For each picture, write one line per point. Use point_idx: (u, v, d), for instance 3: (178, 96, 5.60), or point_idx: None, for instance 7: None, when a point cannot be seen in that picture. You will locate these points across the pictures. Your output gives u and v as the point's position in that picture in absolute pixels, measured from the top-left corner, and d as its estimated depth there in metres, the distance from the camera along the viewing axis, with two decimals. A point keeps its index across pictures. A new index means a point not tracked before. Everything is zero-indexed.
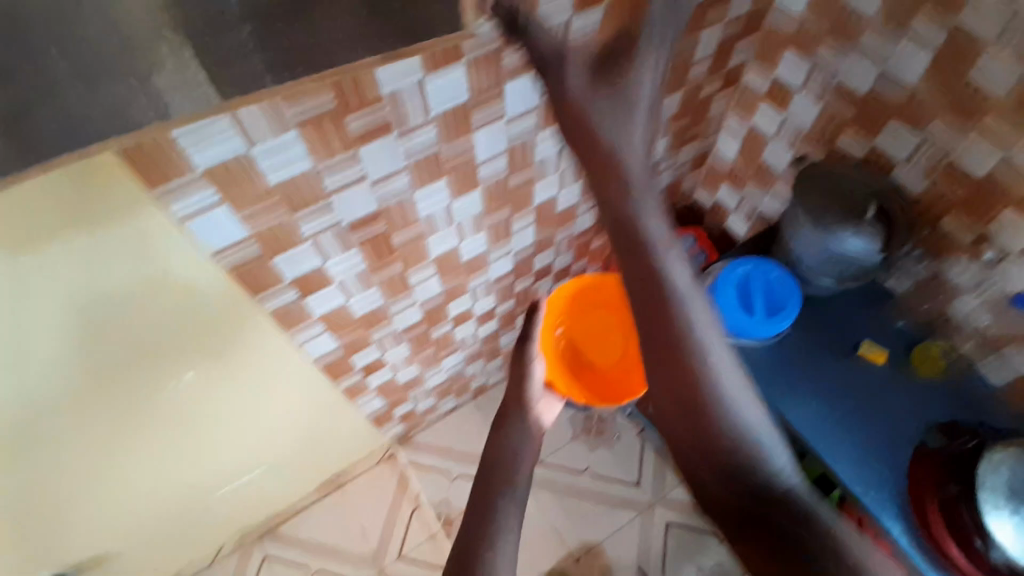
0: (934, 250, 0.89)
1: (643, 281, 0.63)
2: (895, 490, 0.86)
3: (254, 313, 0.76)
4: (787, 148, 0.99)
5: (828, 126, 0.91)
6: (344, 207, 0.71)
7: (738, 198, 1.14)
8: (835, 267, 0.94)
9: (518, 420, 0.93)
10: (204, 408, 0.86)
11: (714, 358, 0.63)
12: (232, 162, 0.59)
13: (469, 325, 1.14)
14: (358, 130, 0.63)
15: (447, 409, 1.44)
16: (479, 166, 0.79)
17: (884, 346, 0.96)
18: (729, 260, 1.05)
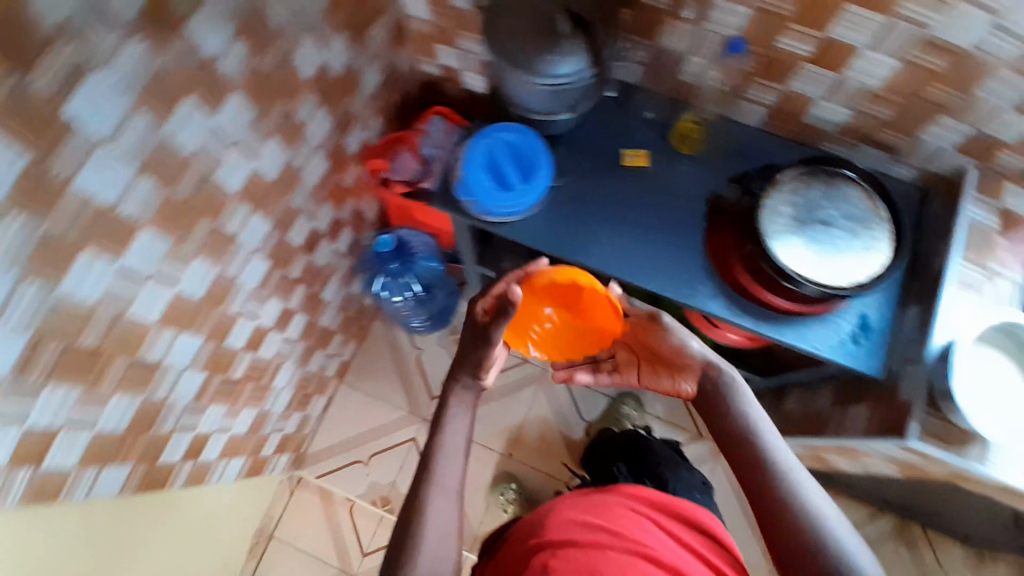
0: (905, 118, 0.87)
1: (710, 406, 0.76)
2: (867, 350, 0.88)
3: (25, 419, 0.64)
4: (719, 44, 0.88)
5: (769, 27, 0.82)
6: (97, 185, 0.62)
7: (488, 146, 0.93)
8: (812, 222, 0.86)
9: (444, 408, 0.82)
10: (47, 567, 0.79)
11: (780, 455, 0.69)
12: (16, 175, 0.54)
13: (274, 307, 1.06)
14: (52, 79, 0.54)
15: (320, 410, 1.37)
16: (119, 134, 0.63)
17: (847, 209, 0.87)
18: (529, 183, 0.93)
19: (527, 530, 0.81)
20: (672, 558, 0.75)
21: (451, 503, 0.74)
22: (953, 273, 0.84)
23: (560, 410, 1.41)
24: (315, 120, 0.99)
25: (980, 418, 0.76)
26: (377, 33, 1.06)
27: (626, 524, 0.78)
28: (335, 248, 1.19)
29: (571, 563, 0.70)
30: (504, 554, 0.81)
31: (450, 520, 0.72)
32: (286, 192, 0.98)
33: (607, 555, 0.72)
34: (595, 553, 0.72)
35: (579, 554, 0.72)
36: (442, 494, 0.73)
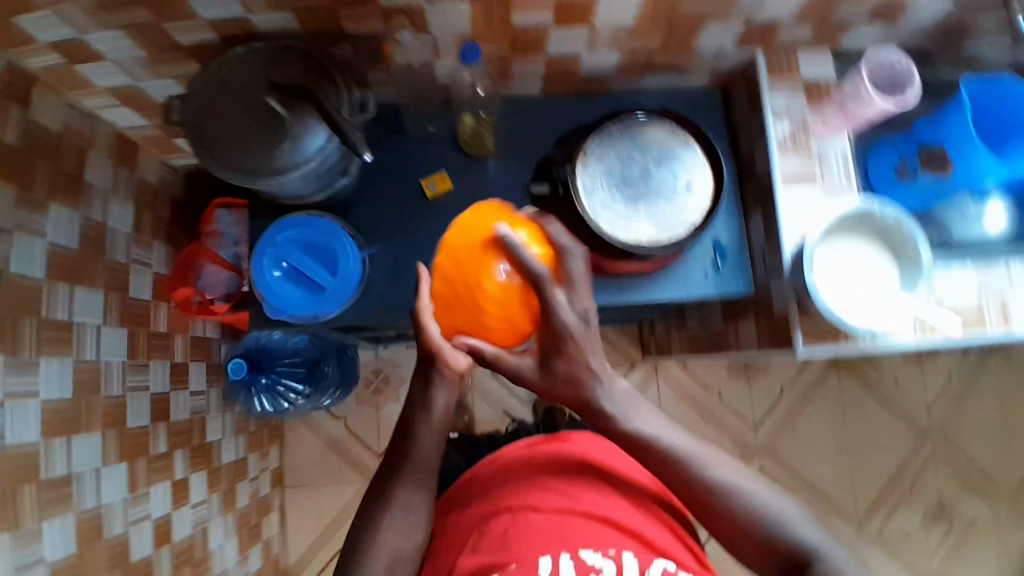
0: (678, 38, 0.79)
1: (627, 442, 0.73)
2: (728, 276, 0.87)
3: None
4: (455, 46, 0.78)
5: (494, 14, 0.71)
6: None
7: (284, 248, 0.80)
8: (631, 181, 0.82)
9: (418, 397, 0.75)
10: None
11: (673, 441, 0.73)
12: None
13: (161, 489, 0.95)
14: None
15: (278, 523, 1.33)
16: None
17: (655, 155, 0.83)
18: (345, 276, 0.81)
19: (482, 494, 0.79)
20: (627, 518, 0.75)
21: (426, 484, 0.75)
22: (778, 171, 0.82)
23: (502, 406, 1.40)
24: (83, 307, 0.82)
25: (851, 312, 0.77)
26: (99, 169, 0.88)
27: (585, 487, 0.78)
28: (193, 392, 1.07)
29: (539, 529, 0.70)
30: (457, 509, 0.80)
31: (422, 503, 0.74)
32: (98, 392, 0.84)
33: (570, 520, 0.72)
34: (559, 521, 0.72)
35: (543, 521, 0.72)
36: (414, 470, 0.75)
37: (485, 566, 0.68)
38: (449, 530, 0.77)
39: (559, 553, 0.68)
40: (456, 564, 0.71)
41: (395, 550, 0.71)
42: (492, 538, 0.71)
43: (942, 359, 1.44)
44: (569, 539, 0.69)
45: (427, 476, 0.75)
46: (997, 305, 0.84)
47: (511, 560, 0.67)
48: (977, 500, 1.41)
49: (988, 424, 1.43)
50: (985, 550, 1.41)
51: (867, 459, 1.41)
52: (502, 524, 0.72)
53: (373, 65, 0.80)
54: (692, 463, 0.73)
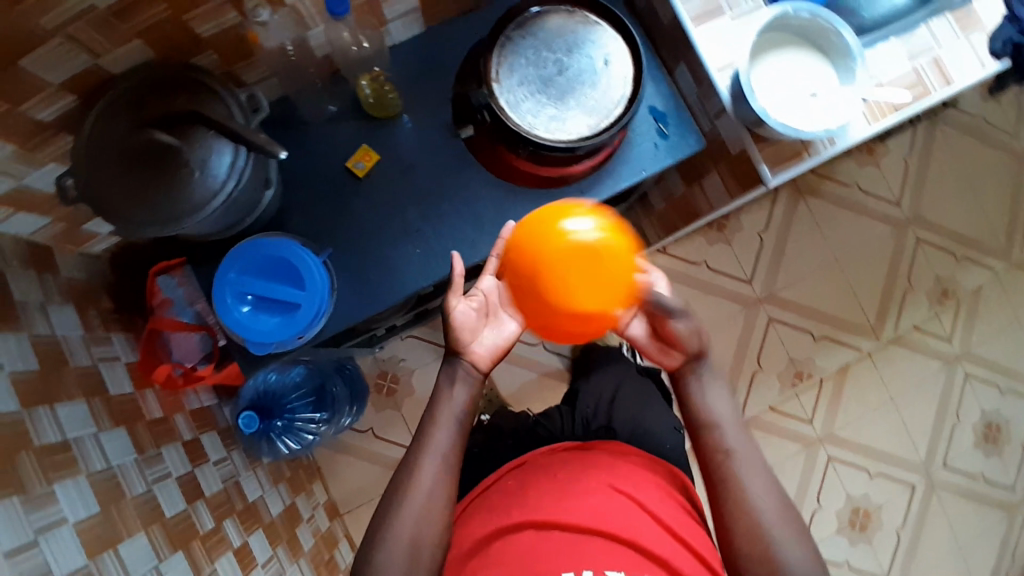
0: None
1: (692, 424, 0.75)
2: (676, 137, 0.86)
3: None
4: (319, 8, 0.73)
5: None
6: None
7: (241, 280, 0.75)
8: (551, 81, 0.80)
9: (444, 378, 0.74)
10: None
11: (736, 452, 0.71)
12: None
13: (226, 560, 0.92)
14: None
15: (352, 549, 1.31)
16: None
17: (562, 44, 0.80)
18: (314, 284, 0.77)
19: (500, 507, 0.76)
20: (657, 540, 0.70)
21: (440, 477, 0.70)
22: (683, 14, 0.78)
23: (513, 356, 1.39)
24: (69, 421, 0.78)
25: (796, 121, 0.76)
26: (24, 285, 0.82)
27: (613, 500, 0.73)
28: (216, 462, 1.03)
29: (562, 550, 0.67)
30: (478, 513, 0.77)
31: (435, 495, 0.69)
32: (123, 495, 0.80)
33: (593, 537, 0.69)
34: (583, 539, 0.69)
35: (569, 539, 0.69)
36: (429, 459, 0.70)
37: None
38: (469, 535, 0.74)
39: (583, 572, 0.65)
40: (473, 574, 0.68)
41: (410, 541, 0.67)
42: (511, 554, 0.68)
43: (893, 150, 1.47)
44: (596, 559, 0.66)
45: (440, 466, 0.70)
46: (931, 63, 0.85)
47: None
48: (971, 265, 1.47)
49: (956, 193, 1.48)
50: (994, 307, 1.47)
51: (862, 269, 1.45)
52: (523, 540, 0.70)
53: (240, 56, 0.76)
54: (744, 481, 0.69)
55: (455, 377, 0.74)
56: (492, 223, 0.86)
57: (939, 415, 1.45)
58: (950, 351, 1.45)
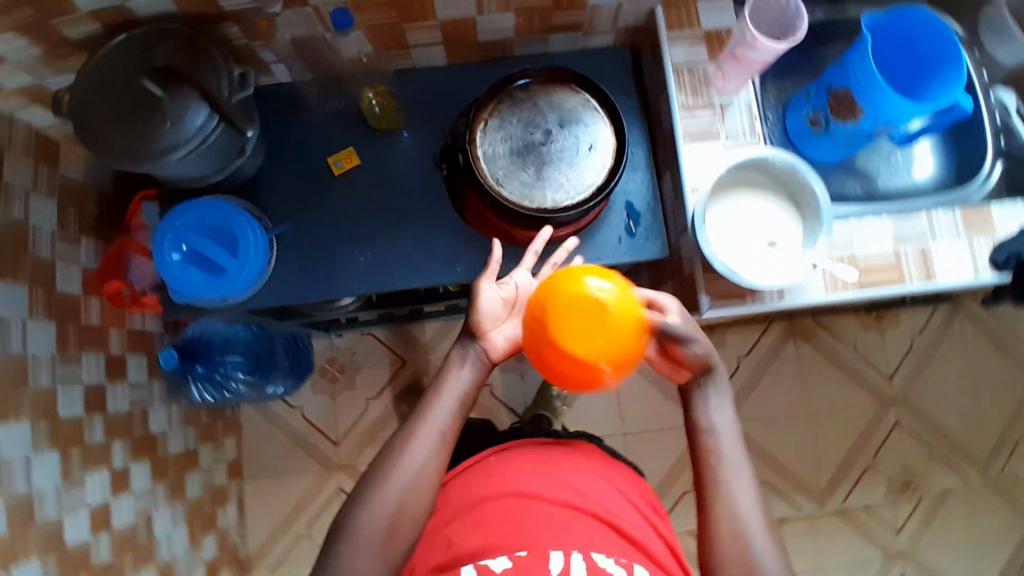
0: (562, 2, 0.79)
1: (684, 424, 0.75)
2: (643, 237, 0.86)
3: None
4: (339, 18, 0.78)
5: None
6: None
7: (181, 231, 0.79)
8: (532, 147, 0.82)
9: (456, 356, 0.77)
10: None
11: (729, 461, 0.72)
12: None
13: (97, 478, 0.95)
14: None
15: (238, 511, 1.34)
16: None
17: (555, 118, 0.82)
18: (246, 256, 0.80)
19: (485, 474, 0.81)
20: (642, 531, 0.78)
21: (433, 451, 0.71)
22: (678, 128, 0.80)
23: None
24: (4, 301, 0.84)
25: (752, 268, 0.75)
26: (17, 169, 0.89)
27: (603, 488, 0.81)
28: (132, 384, 1.07)
29: (542, 524, 0.73)
30: (460, 480, 0.82)
31: (423, 466, 0.70)
32: (25, 383, 0.85)
33: (581, 516, 0.76)
34: (570, 515, 0.75)
35: (552, 513, 0.75)
36: (427, 431, 0.72)
37: (484, 549, 0.71)
38: (454, 498, 0.80)
39: (571, 551, 0.71)
40: (456, 540, 0.74)
41: (394, 506, 0.68)
42: (494, 519, 0.74)
43: (904, 324, 1.42)
44: (586, 539, 0.73)
45: (437, 440, 0.72)
46: (917, 252, 0.82)
47: (517, 547, 0.71)
48: (944, 467, 1.39)
49: (954, 390, 1.41)
50: (955, 518, 1.38)
51: (830, 429, 1.39)
52: (505, 507, 0.76)
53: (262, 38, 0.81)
54: (738, 487, 0.70)
55: (467, 357, 0.76)
56: (440, 256, 0.88)
57: None
58: (894, 545, 1.37)
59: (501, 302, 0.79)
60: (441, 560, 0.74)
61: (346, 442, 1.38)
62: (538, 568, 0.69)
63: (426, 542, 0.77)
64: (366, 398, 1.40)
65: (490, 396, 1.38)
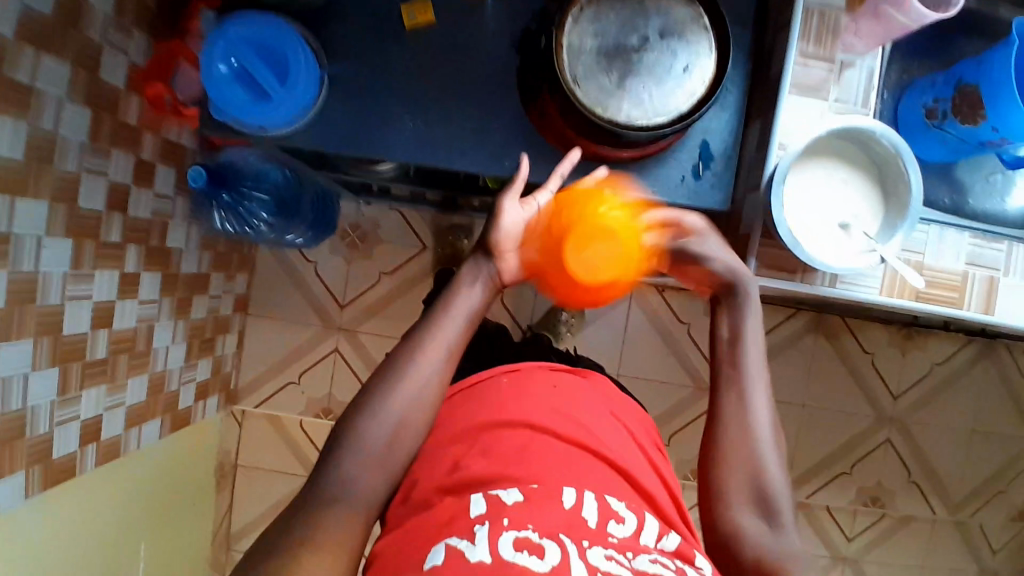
0: None
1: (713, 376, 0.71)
2: (708, 182, 0.81)
3: None
4: None
5: None
6: None
7: (234, 41, 0.73)
8: (624, 51, 0.74)
9: (469, 273, 0.70)
10: None
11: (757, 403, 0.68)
12: None
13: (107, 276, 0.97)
14: None
15: (234, 343, 1.37)
16: None
17: (657, 25, 0.74)
18: (296, 92, 0.76)
19: (492, 399, 0.75)
20: (649, 477, 0.74)
21: (437, 370, 0.67)
22: (789, 74, 0.73)
23: None
24: (46, 74, 0.80)
25: (819, 247, 0.69)
26: None
27: (613, 429, 0.77)
28: (157, 194, 1.06)
29: (554, 457, 0.67)
30: (464, 406, 0.76)
31: (426, 385, 0.66)
32: (51, 164, 0.84)
33: (593, 458, 0.70)
34: (582, 456, 0.69)
35: (563, 448, 0.69)
36: (434, 346, 0.67)
37: (496, 474, 0.65)
38: (456, 420, 0.73)
39: (585, 490, 0.65)
40: (464, 464, 0.66)
41: (395, 421, 0.64)
42: (504, 448, 0.68)
43: (931, 348, 1.36)
44: (599, 480, 0.67)
45: (443, 358, 0.67)
46: (985, 278, 0.76)
47: (529, 479, 0.64)
48: (919, 494, 1.38)
49: (956, 425, 1.37)
50: (909, 542, 1.39)
51: (824, 429, 1.36)
52: (520, 436, 0.69)
53: None
54: (763, 427, 0.68)
55: (480, 277, 0.70)
56: (493, 146, 0.83)
57: None
58: (842, 550, 1.38)
59: (523, 222, 0.72)
60: (443, 483, 0.65)
61: (351, 308, 1.39)
62: (552, 503, 0.62)
63: (424, 460, 0.70)
64: (379, 271, 1.39)
65: (500, 303, 1.36)
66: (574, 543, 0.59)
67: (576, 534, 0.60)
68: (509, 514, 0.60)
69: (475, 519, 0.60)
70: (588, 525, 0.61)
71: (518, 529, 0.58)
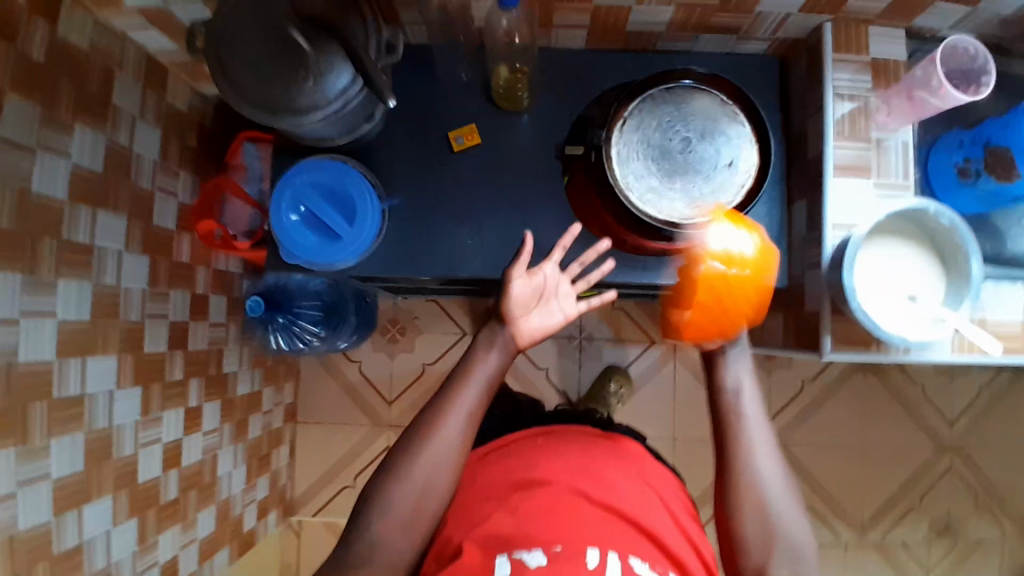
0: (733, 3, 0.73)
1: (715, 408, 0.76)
2: (764, 263, 0.83)
3: None
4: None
5: None
6: None
7: (300, 190, 0.77)
8: (669, 153, 0.78)
9: (484, 341, 0.74)
10: None
11: (755, 439, 0.71)
12: None
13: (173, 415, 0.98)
14: None
15: (286, 452, 1.38)
16: None
17: (700, 125, 0.78)
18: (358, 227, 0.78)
19: (522, 460, 0.78)
20: (676, 542, 0.73)
21: (460, 435, 0.70)
22: (831, 158, 0.76)
23: (517, 370, 1.38)
24: (104, 230, 0.83)
25: (889, 318, 0.71)
26: (126, 93, 0.86)
27: (646, 493, 0.77)
28: (213, 324, 1.08)
29: (581, 519, 0.70)
30: (499, 463, 0.79)
31: (449, 447, 0.69)
32: (116, 317, 0.85)
33: (616, 520, 0.71)
34: (608, 518, 0.71)
35: (590, 511, 0.71)
36: (456, 411, 0.70)
37: (521, 538, 0.67)
38: (492, 481, 0.77)
39: (608, 551, 0.66)
40: (489, 521, 0.70)
41: (419, 483, 0.67)
42: (531, 507, 0.71)
43: (974, 371, 1.37)
44: (619, 541, 0.68)
45: (464, 422, 0.70)
46: None
47: (552, 542, 0.66)
48: (988, 520, 1.37)
49: (1012, 445, 1.37)
50: (987, 570, 1.37)
51: (883, 466, 1.36)
52: (545, 500, 0.71)
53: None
54: (757, 458, 0.70)
55: (494, 344, 0.74)
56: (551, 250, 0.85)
57: None
58: None
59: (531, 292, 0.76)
60: (474, 536, 0.70)
61: (398, 402, 1.40)
62: (575, 564, 0.64)
63: (455, 517, 0.74)
64: (422, 362, 1.40)
65: (546, 379, 1.37)
66: None
67: None
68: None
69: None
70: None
71: None
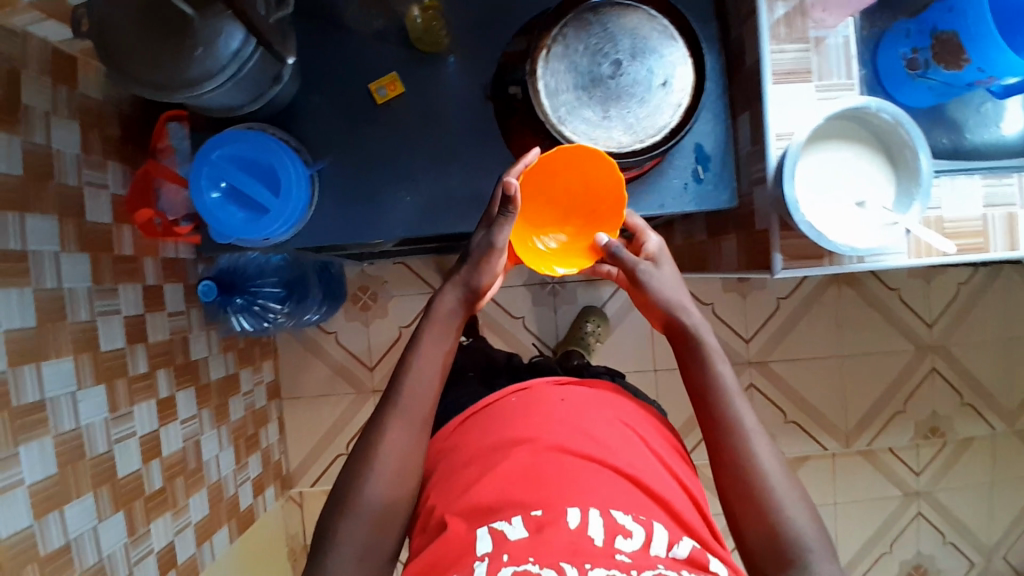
0: None
1: (673, 333, 0.68)
2: (715, 186, 0.79)
3: None
4: None
5: None
6: None
7: (217, 169, 0.73)
8: (599, 80, 0.73)
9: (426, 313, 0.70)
10: None
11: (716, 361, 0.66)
12: None
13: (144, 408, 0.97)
14: None
15: (275, 429, 1.38)
16: None
17: (629, 46, 0.73)
18: (284, 197, 0.75)
19: (502, 418, 0.73)
20: (664, 485, 0.68)
21: (410, 437, 0.66)
22: (768, 64, 0.72)
23: (492, 323, 1.36)
24: (35, 234, 0.80)
25: (843, 231, 0.69)
26: (35, 90, 0.82)
27: (625, 436, 0.72)
28: (171, 313, 1.06)
29: (565, 479, 0.65)
30: (474, 428, 0.75)
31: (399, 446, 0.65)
32: (64, 319, 0.84)
33: (601, 472, 0.66)
34: (591, 470, 0.66)
35: (573, 466, 0.66)
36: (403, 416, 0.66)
37: (502, 503, 0.64)
38: (465, 449, 0.72)
39: (589, 508, 0.63)
40: (472, 487, 0.66)
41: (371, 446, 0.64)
42: (512, 469, 0.66)
43: (951, 271, 1.36)
44: (602, 495, 0.64)
45: (409, 423, 0.66)
46: (1005, 216, 0.76)
47: (532, 506, 0.63)
48: (973, 415, 1.38)
49: (991, 339, 1.37)
50: (974, 462, 1.39)
51: (865, 373, 1.37)
52: (524, 457, 0.68)
53: None
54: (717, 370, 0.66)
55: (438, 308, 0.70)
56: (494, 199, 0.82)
57: (871, 539, 1.38)
58: (911, 486, 1.38)
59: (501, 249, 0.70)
60: (455, 507, 0.66)
61: (380, 367, 1.40)
62: (555, 528, 0.61)
63: (437, 486, 0.70)
64: (398, 326, 1.39)
65: (523, 328, 1.36)
66: (576, 567, 0.58)
67: (582, 557, 0.58)
68: (510, 549, 0.60)
69: (480, 556, 0.60)
70: (592, 546, 0.59)
71: (518, 565, 0.58)
